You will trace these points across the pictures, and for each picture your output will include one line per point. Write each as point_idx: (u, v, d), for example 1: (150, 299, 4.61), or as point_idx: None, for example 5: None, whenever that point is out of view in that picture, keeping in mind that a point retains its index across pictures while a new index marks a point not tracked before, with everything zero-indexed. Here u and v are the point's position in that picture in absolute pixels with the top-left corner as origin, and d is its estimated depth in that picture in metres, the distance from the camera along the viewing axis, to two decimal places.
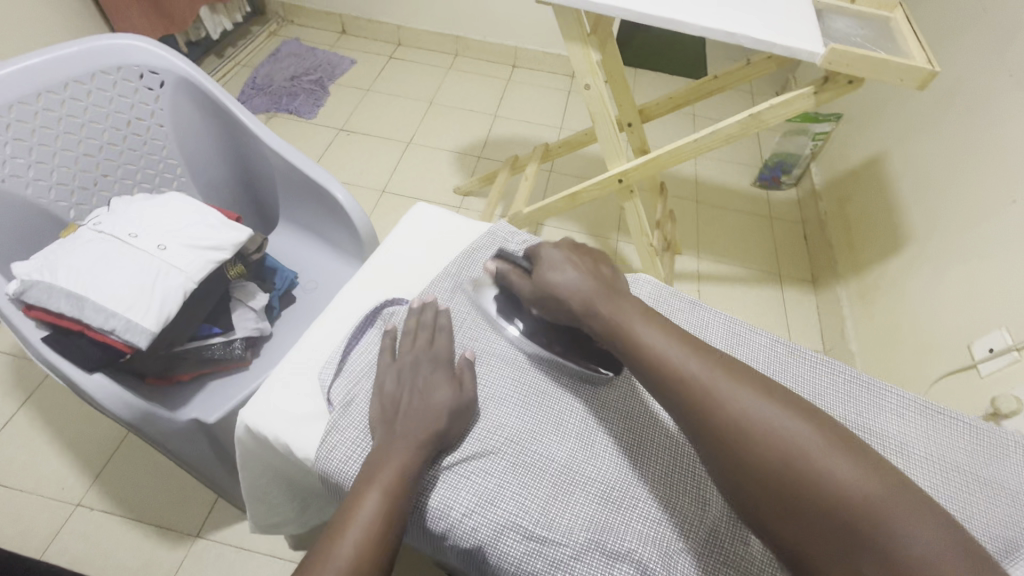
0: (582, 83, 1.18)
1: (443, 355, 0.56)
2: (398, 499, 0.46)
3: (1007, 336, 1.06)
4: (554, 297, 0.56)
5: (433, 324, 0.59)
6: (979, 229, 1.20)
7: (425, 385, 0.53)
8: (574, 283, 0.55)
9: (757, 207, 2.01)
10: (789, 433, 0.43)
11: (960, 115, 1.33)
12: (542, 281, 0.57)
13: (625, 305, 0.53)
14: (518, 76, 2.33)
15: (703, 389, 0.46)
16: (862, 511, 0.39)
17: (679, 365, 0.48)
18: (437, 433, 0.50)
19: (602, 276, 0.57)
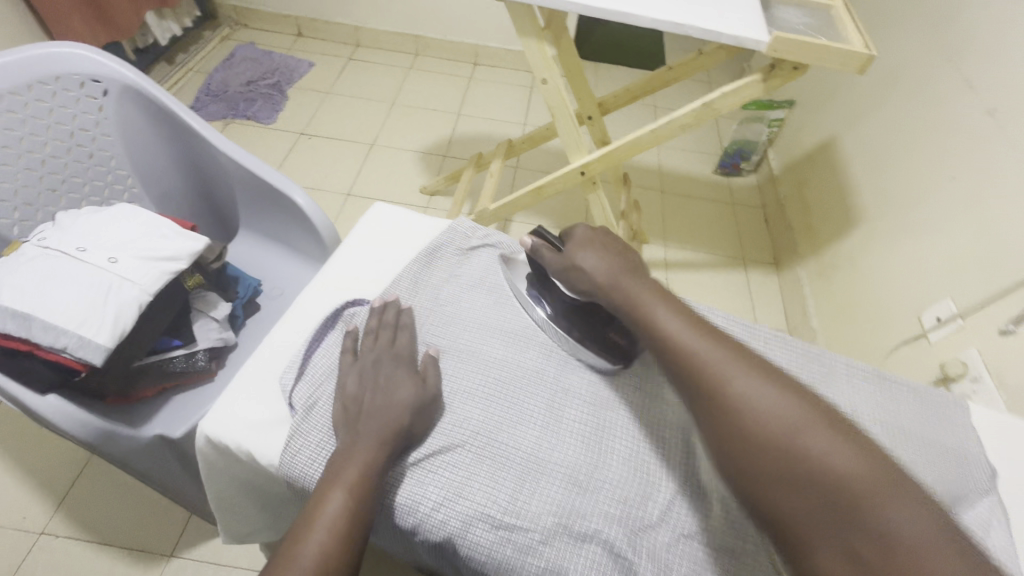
0: (540, 78, 1.19)
1: (404, 354, 0.57)
2: (363, 496, 0.46)
3: (953, 305, 1.12)
4: (579, 273, 0.59)
5: (395, 323, 0.59)
6: (923, 205, 1.26)
7: (388, 383, 0.53)
8: (599, 262, 0.58)
9: (720, 194, 2.06)
10: (790, 412, 0.42)
11: (901, 98, 1.39)
12: (571, 257, 0.60)
13: (643, 284, 0.56)
14: (480, 74, 2.33)
15: (704, 367, 0.46)
16: (848, 483, 0.38)
17: (685, 345, 0.49)
18: (401, 428, 0.51)
19: (626, 255, 0.60)
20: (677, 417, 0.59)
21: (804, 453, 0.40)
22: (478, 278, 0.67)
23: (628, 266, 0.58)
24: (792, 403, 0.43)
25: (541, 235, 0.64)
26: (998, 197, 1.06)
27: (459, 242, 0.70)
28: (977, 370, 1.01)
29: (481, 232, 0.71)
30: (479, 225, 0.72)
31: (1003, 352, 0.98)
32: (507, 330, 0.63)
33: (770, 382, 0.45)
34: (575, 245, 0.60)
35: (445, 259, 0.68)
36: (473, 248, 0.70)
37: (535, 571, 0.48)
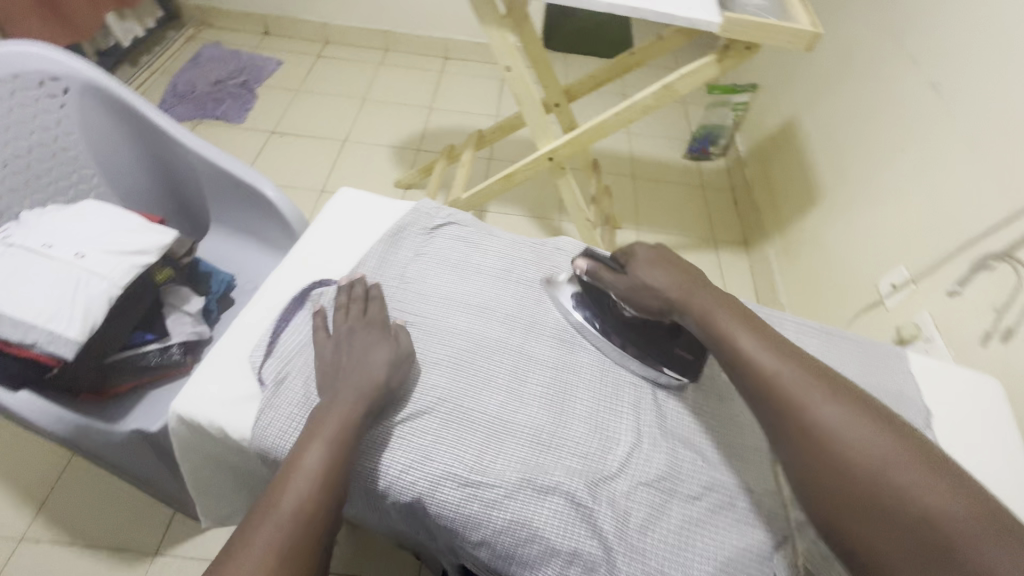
0: (503, 66, 1.21)
1: (377, 319, 0.58)
2: (339, 450, 0.48)
3: (906, 272, 1.17)
4: (646, 290, 0.59)
5: (365, 296, 0.60)
6: (875, 178, 1.32)
7: (363, 348, 0.55)
8: (662, 280, 0.59)
9: (689, 177, 2.10)
10: (870, 439, 0.44)
11: (855, 76, 1.44)
12: (635, 276, 0.60)
13: (717, 301, 0.57)
14: (450, 67, 2.34)
15: (785, 393, 0.48)
16: (941, 523, 0.40)
17: (766, 369, 0.50)
18: (378, 388, 0.53)
19: (687, 270, 0.60)
20: (631, 377, 0.62)
21: (883, 479, 0.43)
22: (443, 256, 0.69)
23: (693, 282, 0.59)
24: (881, 437, 0.44)
25: (596, 258, 0.63)
26: (942, 166, 1.11)
27: (423, 222, 0.72)
28: (929, 331, 1.07)
29: (444, 211, 0.74)
30: (441, 204, 0.75)
31: (952, 313, 1.03)
32: (472, 303, 0.65)
33: (852, 409, 0.46)
34: (639, 264, 0.60)
35: (409, 239, 0.70)
36: (437, 228, 0.72)
37: (501, 523, 0.50)
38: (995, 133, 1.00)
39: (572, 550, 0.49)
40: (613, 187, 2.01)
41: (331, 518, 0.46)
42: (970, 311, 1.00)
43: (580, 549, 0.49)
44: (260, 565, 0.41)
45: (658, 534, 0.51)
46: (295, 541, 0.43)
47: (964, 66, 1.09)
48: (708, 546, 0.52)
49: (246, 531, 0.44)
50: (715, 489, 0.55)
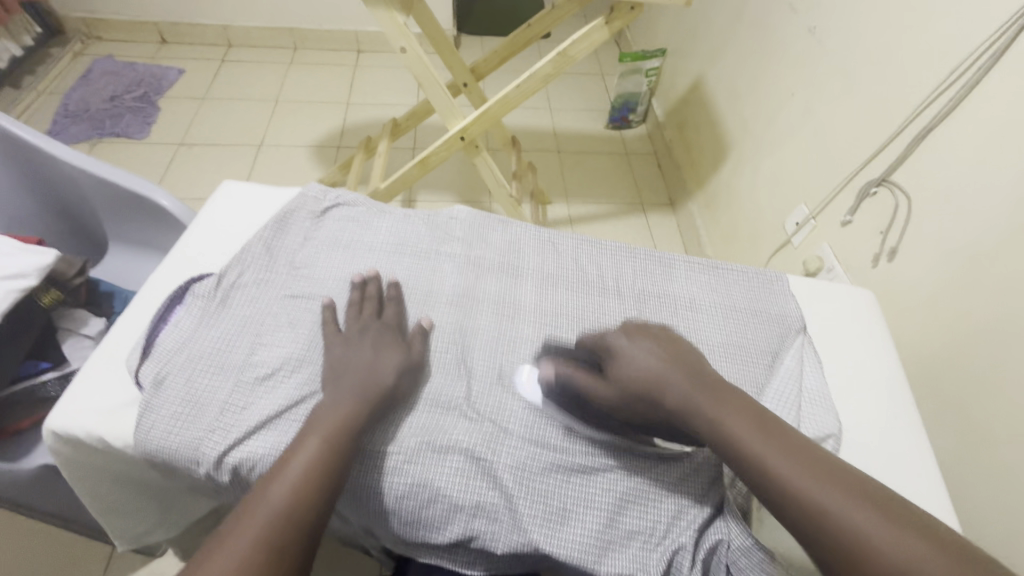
0: (398, 47, 1.19)
1: (392, 324, 0.59)
2: (336, 444, 0.47)
3: (806, 209, 1.24)
4: (641, 396, 0.50)
5: (379, 295, 0.61)
6: (773, 124, 1.38)
7: (376, 349, 0.55)
8: (659, 370, 0.50)
9: (613, 146, 2.13)
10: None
11: (746, 30, 1.51)
12: (623, 380, 0.51)
13: (724, 400, 0.47)
14: (364, 60, 2.28)
15: (843, 529, 0.38)
16: None
17: (822, 504, 0.40)
18: (384, 391, 0.53)
19: (685, 357, 0.52)
20: (529, 334, 0.63)
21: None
22: (333, 238, 0.68)
23: (696, 373, 0.50)
24: None
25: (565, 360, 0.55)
26: (823, 106, 1.18)
27: (310, 206, 0.70)
28: (830, 262, 1.14)
29: (332, 193, 0.73)
30: (330, 187, 0.74)
31: (845, 241, 1.10)
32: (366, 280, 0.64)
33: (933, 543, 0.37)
34: (626, 369, 0.51)
35: (297, 225, 0.68)
36: (326, 211, 0.71)
37: (400, 488, 0.50)
38: (862, 68, 1.07)
39: (473, 503, 0.50)
40: (540, 164, 2.03)
41: (321, 514, 0.44)
42: (861, 238, 1.06)
43: (482, 502, 0.50)
44: (241, 553, 0.40)
45: (559, 475, 0.53)
46: (284, 539, 0.41)
47: (832, 9, 1.16)
48: (609, 479, 0.53)
49: (230, 525, 0.42)
50: None
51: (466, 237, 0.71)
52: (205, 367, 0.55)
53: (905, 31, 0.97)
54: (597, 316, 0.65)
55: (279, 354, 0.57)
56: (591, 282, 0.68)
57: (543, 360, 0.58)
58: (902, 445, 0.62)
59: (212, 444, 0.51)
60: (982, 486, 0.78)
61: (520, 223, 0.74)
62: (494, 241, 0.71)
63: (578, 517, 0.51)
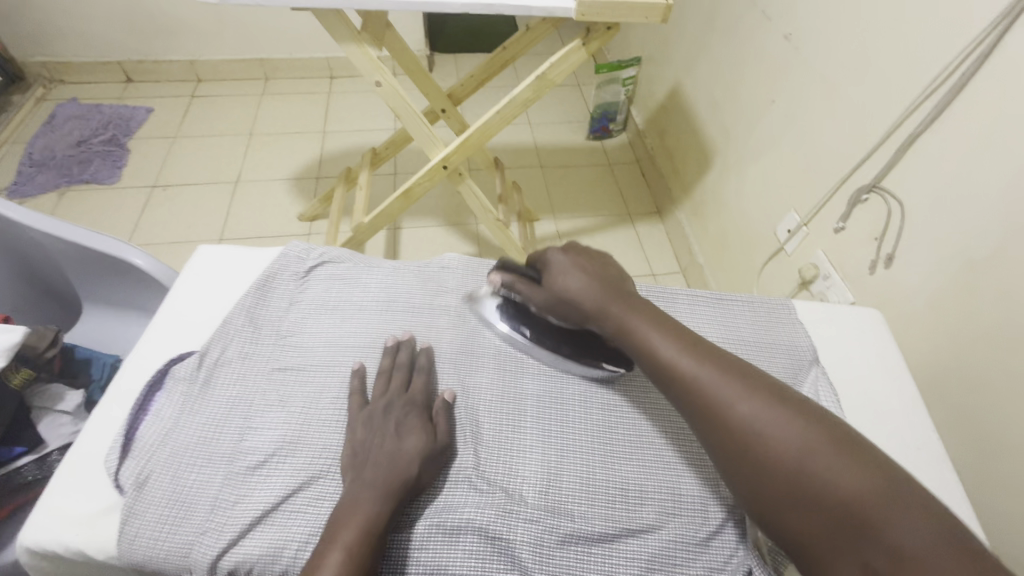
0: (373, 80, 1.16)
1: (418, 399, 0.55)
2: (360, 549, 0.43)
3: (796, 216, 1.22)
4: (566, 304, 0.56)
5: (409, 364, 0.58)
6: (756, 129, 1.36)
7: (398, 431, 0.51)
8: (583, 286, 0.55)
9: (596, 157, 2.11)
10: (817, 462, 0.40)
11: (721, 37, 1.50)
12: (550, 287, 0.57)
13: (631, 306, 0.53)
14: (338, 86, 2.23)
15: (699, 395, 0.46)
16: (860, 504, 0.38)
17: (711, 393, 0.45)
18: (410, 481, 0.48)
19: (612, 276, 0.57)
20: (538, 389, 0.60)
21: (829, 497, 0.39)
22: (319, 300, 0.65)
23: (613, 287, 0.55)
24: (800, 429, 0.42)
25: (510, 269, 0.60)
26: (805, 112, 1.17)
27: (295, 267, 0.67)
28: (825, 269, 1.13)
29: (316, 251, 0.70)
30: (313, 244, 0.71)
31: (839, 248, 1.09)
32: (360, 344, 0.61)
33: (769, 401, 0.44)
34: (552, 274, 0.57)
35: (281, 289, 0.65)
36: (310, 271, 0.68)
37: None
38: (843, 73, 1.06)
39: None
40: (524, 180, 2.00)
41: None
42: (855, 244, 1.05)
43: None
44: None
45: (580, 547, 0.49)
46: None
47: (806, 15, 1.16)
48: (633, 547, 0.50)
49: None
50: (657, 486, 0.53)
51: (460, 288, 0.68)
52: (189, 460, 0.51)
53: (885, 35, 0.96)
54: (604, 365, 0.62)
55: (269, 436, 0.53)
56: None
57: (493, 269, 0.62)
58: (925, 475, 0.61)
59: (204, 549, 0.47)
60: (1007, 499, 0.76)
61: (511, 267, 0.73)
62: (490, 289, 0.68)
63: None
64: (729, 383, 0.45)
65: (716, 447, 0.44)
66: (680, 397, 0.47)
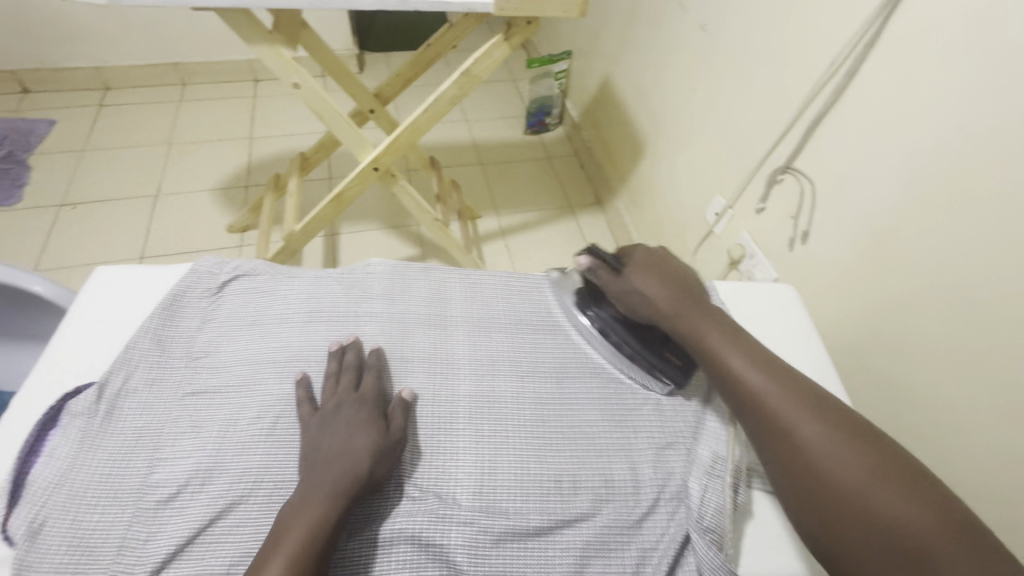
0: (290, 83, 1.11)
1: (370, 396, 0.54)
2: (304, 553, 0.42)
3: (722, 199, 1.27)
4: (637, 299, 0.60)
5: (358, 363, 0.57)
6: (681, 118, 1.41)
7: (349, 433, 0.50)
8: (655, 288, 0.60)
9: (535, 151, 2.12)
10: (874, 488, 0.45)
11: (644, 29, 1.54)
12: (627, 279, 0.61)
13: (703, 315, 0.58)
14: (263, 89, 2.12)
15: (767, 412, 0.51)
16: (917, 537, 0.42)
17: (779, 413, 0.51)
18: (361, 478, 0.47)
19: (687, 285, 0.61)
20: (468, 388, 0.59)
21: (882, 520, 0.44)
22: (235, 316, 0.61)
23: (686, 294, 0.60)
24: (861, 459, 0.46)
25: (596, 254, 0.62)
26: (723, 100, 1.22)
27: (204, 283, 0.63)
28: (751, 248, 1.18)
29: (229, 264, 0.66)
30: (226, 257, 0.67)
31: (761, 228, 1.14)
32: (279, 359, 0.58)
33: (837, 431, 0.48)
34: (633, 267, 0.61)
35: (191, 307, 0.61)
36: (224, 285, 0.64)
37: None
38: (754, 62, 1.11)
39: None
40: (464, 178, 1.99)
41: None
42: (774, 223, 1.10)
43: None
44: None
45: (516, 543, 0.49)
46: None
47: (719, 6, 1.20)
48: (568, 537, 0.50)
49: None
50: (591, 475, 0.54)
51: (386, 292, 0.66)
52: (92, 500, 0.48)
53: (787, 24, 1.01)
54: (534, 358, 0.63)
55: (183, 464, 0.50)
56: (522, 320, 0.66)
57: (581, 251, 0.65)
58: None
59: None
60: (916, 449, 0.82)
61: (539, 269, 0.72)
62: (417, 292, 0.67)
63: None
64: (795, 402, 0.51)
65: (777, 458, 0.50)
66: (749, 410, 0.53)
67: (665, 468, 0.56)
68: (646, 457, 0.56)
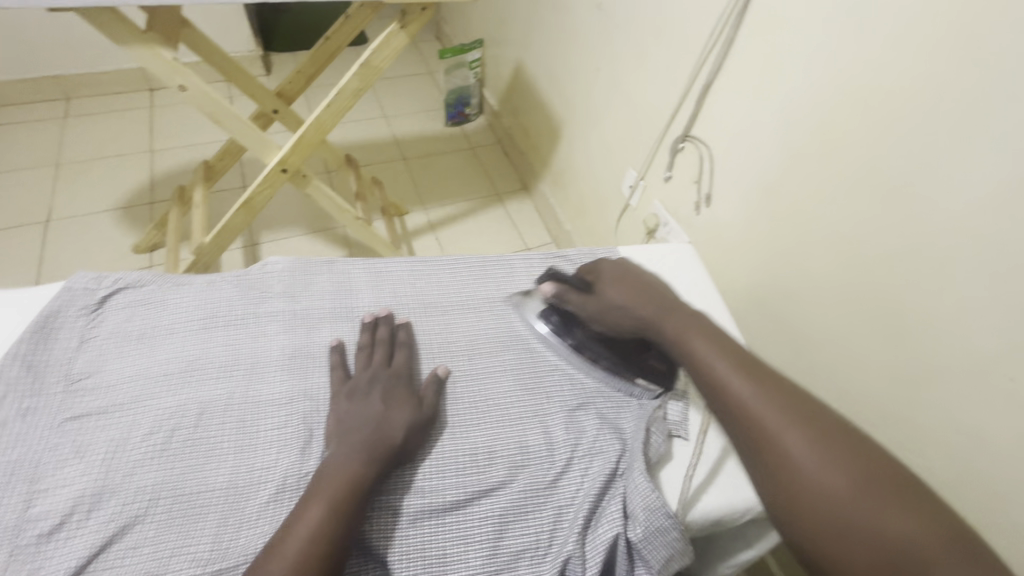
0: (176, 85, 1.05)
1: (405, 372, 0.57)
2: (340, 505, 0.45)
3: (634, 172, 1.31)
4: (615, 313, 0.59)
5: (390, 340, 0.60)
6: (591, 97, 1.44)
7: (385, 403, 0.52)
8: (629, 301, 0.58)
9: (458, 142, 2.10)
10: (870, 504, 0.41)
11: (547, 12, 1.56)
12: (600, 297, 0.60)
13: (678, 321, 0.55)
14: (160, 98, 1.97)
15: (747, 413, 0.47)
16: (910, 552, 0.38)
17: (759, 414, 0.46)
18: (395, 448, 0.50)
19: (656, 293, 0.59)
20: None
21: (882, 541, 0.39)
22: (118, 332, 0.58)
23: (659, 302, 0.58)
24: (848, 469, 0.42)
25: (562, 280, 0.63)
26: (625, 76, 1.26)
27: (80, 300, 0.59)
28: (664, 217, 1.23)
29: (109, 278, 0.62)
30: (105, 271, 0.63)
31: (670, 197, 1.19)
32: (172, 370, 0.55)
33: (821, 437, 0.44)
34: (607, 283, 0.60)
35: (67, 327, 0.57)
36: (104, 302, 0.60)
37: None
38: (647, 37, 1.15)
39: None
40: (387, 175, 1.95)
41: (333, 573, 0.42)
42: (680, 190, 1.15)
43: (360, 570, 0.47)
44: None
45: (433, 521, 0.50)
46: None
47: None
48: (485, 506, 0.51)
49: None
50: (510, 446, 0.55)
51: (287, 290, 0.64)
52: None
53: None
54: (445, 339, 0.63)
55: (65, 494, 0.47)
56: (431, 303, 0.66)
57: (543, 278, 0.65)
58: None
59: None
60: None
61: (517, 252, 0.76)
62: (321, 286, 0.65)
63: (458, 559, 0.48)
64: (786, 414, 0.46)
65: (766, 473, 0.45)
66: (728, 414, 0.48)
67: (579, 428, 0.57)
68: (560, 421, 0.58)
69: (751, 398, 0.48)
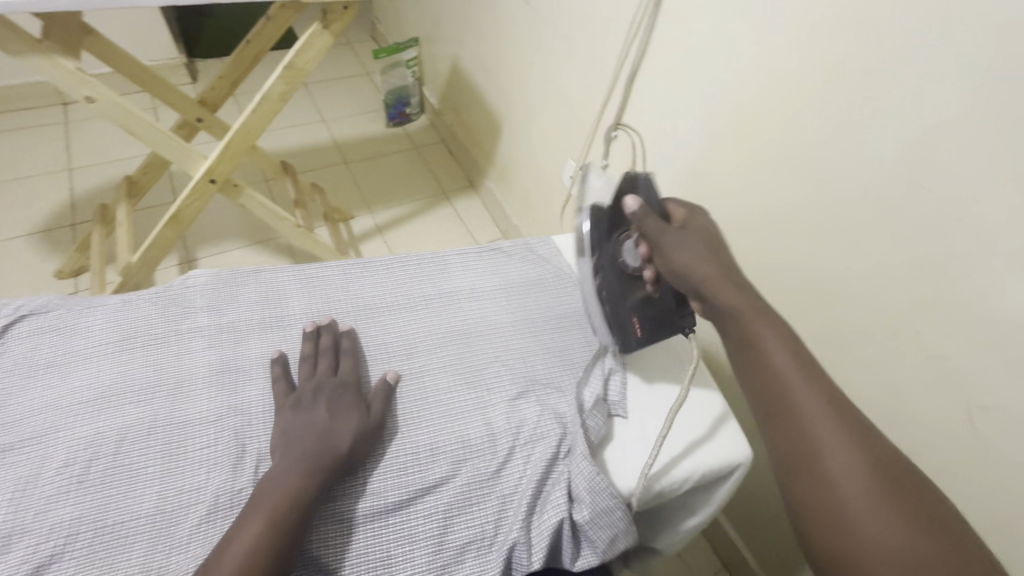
0: (82, 96, 0.98)
1: (351, 381, 0.55)
2: (280, 521, 0.44)
3: (573, 163, 1.33)
4: (667, 256, 0.56)
5: (334, 348, 0.58)
6: (527, 90, 1.45)
7: (331, 414, 0.51)
8: (695, 258, 0.54)
9: (400, 143, 2.07)
10: (911, 540, 0.37)
11: (478, 8, 1.55)
12: (665, 240, 0.57)
13: (740, 294, 0.51)
14: (75, 112, 1.85)
15: (791, 407, 0.44)
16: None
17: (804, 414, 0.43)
18: (342, 459, 0.49)
19: (729, 271, 0.54)
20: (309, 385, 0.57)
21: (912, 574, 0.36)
22: (24, 363, 0.54)
23: (728, 275, 0.54)
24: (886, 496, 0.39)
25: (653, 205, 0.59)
26: (557, 68, 1.27)
27: None
28: None
29: (9, 306, 0.58)
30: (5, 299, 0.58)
31: None
32: (86, 398, 0.52)
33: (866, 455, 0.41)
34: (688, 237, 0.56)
35: None
36: (6, 331, 0.56)
37: None
38: (575, 28, 1.16)
39: None
40: (328, 181, 1.89)
41: None
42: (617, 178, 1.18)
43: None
44: None
45: (377, 524, 0.49)
46: None
47: None
48: (428, 503, 0.51)
49: None
50: (452, 443, 0.55)
51: (211, 303, 0.62)
52: None
53: None
54: (380, 342, 0.62)
55: None
56: (366, 305, 0.65)
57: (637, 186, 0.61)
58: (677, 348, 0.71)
59: None
60: None
61: (453, 248, 0.76)
62: (245, 297, 0.63)
63: (404, 559, 0.48)
64: (838, 420, 0.43)
65: (800, 475, 0.42)
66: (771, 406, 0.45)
67: (519, 417, 0.58)
68: (502, 411, 0.58)
69: (803, 402, 0.44)
